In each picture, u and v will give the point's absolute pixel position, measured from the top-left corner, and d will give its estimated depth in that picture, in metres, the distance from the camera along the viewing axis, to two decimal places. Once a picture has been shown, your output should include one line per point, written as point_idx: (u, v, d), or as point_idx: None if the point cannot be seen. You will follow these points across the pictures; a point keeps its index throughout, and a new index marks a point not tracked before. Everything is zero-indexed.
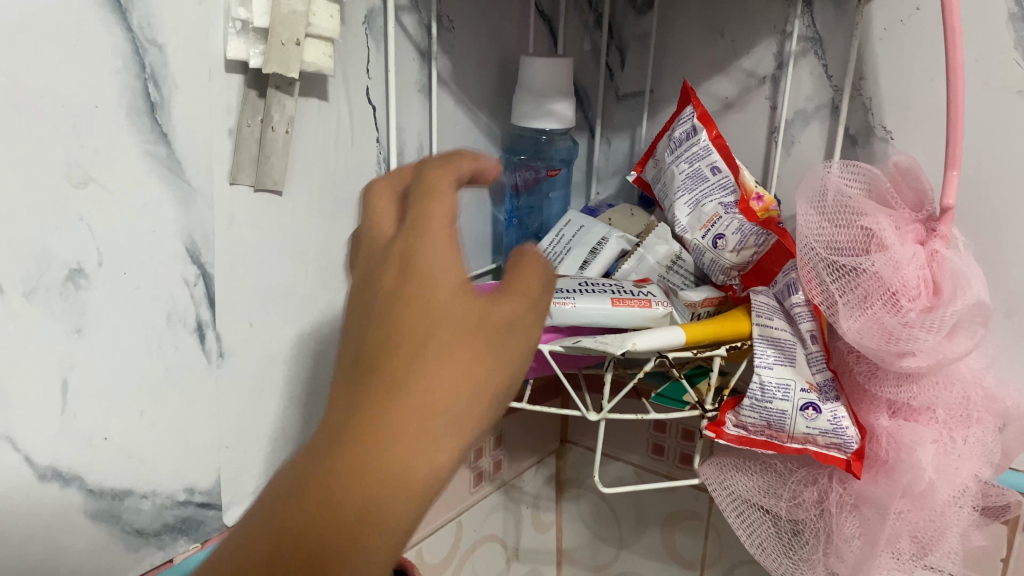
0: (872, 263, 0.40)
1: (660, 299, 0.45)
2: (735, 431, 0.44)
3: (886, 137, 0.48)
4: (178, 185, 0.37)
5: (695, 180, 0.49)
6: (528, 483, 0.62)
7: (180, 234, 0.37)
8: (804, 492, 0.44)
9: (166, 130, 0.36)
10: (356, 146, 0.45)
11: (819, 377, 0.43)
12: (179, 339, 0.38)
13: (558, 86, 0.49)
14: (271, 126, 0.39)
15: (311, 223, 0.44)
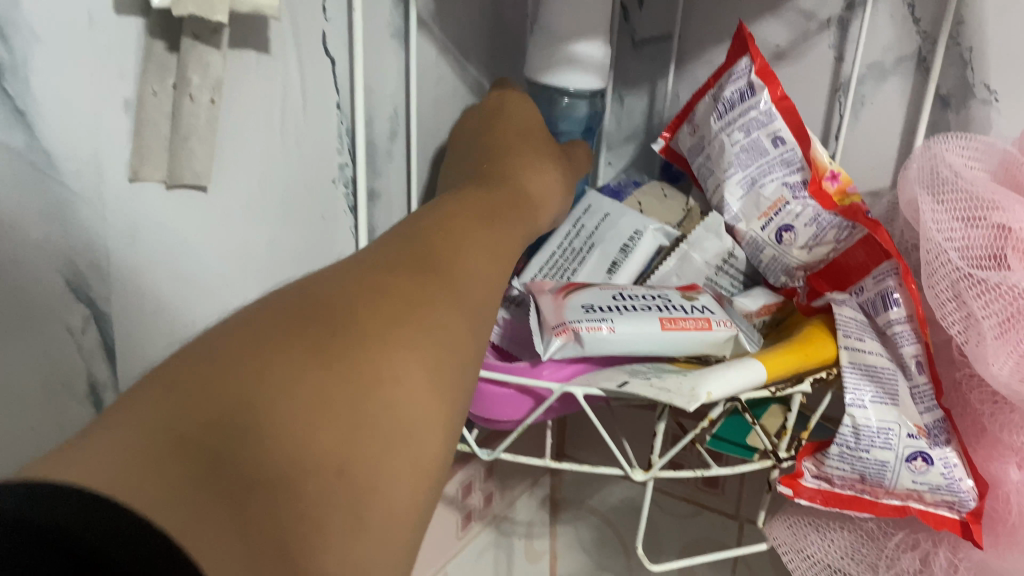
0: (1021, 278, 0.29)
1: (722, 316, 0.34)
2: (815, 484, 0.35)
3: (990, 98, 0.37)
4: (47, 192, 0.24)
5: (751, 153, 0.39)
6: (520, 511, 0.53)
7: (59, 263, 0.25)
8: (904, 558, 0.35)
9: (23, 107, 0.23)
10: (311, 117, 0.33)
11: (928, 419, 0.33)
12: (67, 413, 0.26)
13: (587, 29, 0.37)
14: (188, 96, 0.26)
15: (254, 227, 0.32)
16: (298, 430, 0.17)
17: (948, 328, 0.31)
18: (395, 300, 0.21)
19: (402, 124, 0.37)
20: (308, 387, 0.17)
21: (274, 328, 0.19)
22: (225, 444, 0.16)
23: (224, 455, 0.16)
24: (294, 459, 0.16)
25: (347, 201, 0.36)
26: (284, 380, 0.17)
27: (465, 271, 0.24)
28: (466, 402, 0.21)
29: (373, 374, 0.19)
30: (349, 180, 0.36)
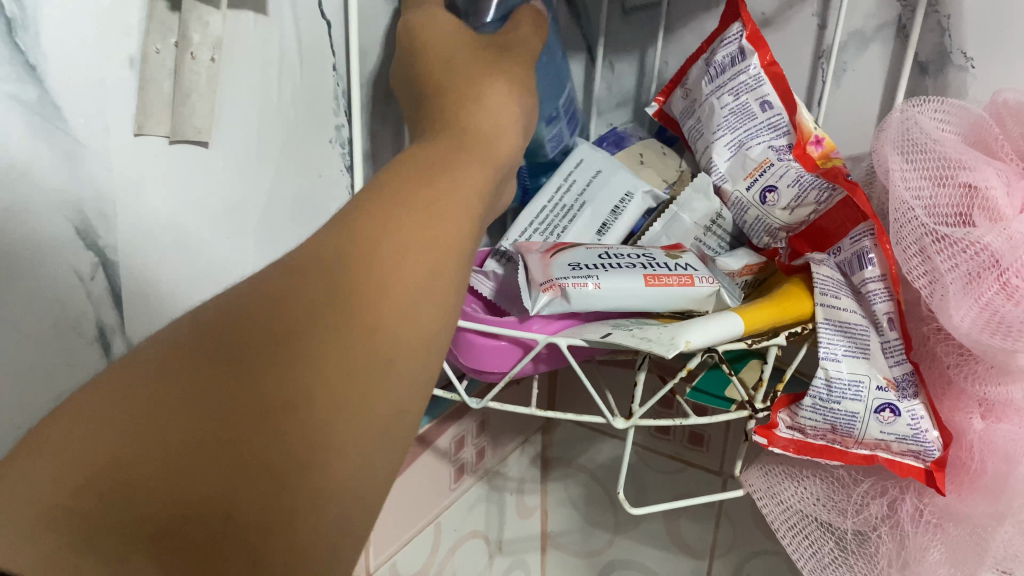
0: (984, 235, 0.31)
1: (704, 274, 0.36)
2: (789, 434, 0.36)
3: (966, 65, 0.39)
4: (57, 142, 0.25)
5: (740, 117, 0.40)
6: (511, 467, 0.55)
7: (69, 211, 0.26)
8: (871, 506, 0.37)
9: (35, 61, 0.24)
10: (308, 77, 0.34)
11: (897, 371, 0.35)
12: (76, 352, 0.28)
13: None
14: (191, 53, 0.28)
15: (253, 182, 0.33)
16: (239, 457, 0.18)
17: (914, 282, 0.33)
18: (335, 307, 0.20)
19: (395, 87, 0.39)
20: (248, 398, 0.18)
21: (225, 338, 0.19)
22: (115, 499, 0.17)
23: (128, 496, 0.17)
24: (186, 509, 0.17)
25: (343, 161, 0.37)
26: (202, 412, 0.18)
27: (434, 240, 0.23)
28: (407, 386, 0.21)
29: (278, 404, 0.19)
30: (345, 140, 0.37)
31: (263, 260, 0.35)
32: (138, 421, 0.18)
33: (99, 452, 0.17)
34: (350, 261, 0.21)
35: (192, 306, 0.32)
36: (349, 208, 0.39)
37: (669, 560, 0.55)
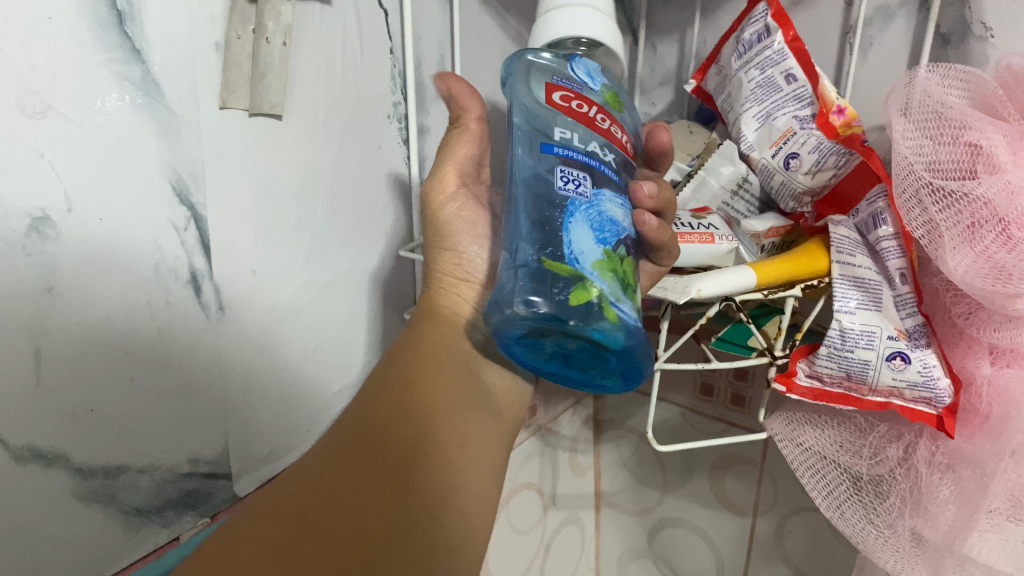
0: (982, 188, 0.34)
1: (725, 233, 0.40)
2: (808, 382, 0.39)
3: (986, 34, 0.40)
4: (155, 112, 0.31)
5: (767, 90, 0.42)
6: (564, 426, 0.61)
7: (164, 170, 0.31)
8: (887, 448, 0.40)
9: (139, 46, 0.30)
10: (368, 60, 0.40)
11: (909, 323, 0.37)
12: (172, 293, 0.33)
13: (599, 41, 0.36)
14: (265, 38, 0.33)
15: (324, 152, 0.38)
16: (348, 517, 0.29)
17: (914, 231, 0.36)
18: (382, 424, 0.33)
19: (447, 69, 0.45)
20: (348, 485, 0.30)
21: (309, 463, 0.31)
22: (291, 540, 0.28)
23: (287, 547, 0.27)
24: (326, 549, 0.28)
25: (400, 134, 0.43)
26: (315, 500, 0.29)
27: (421, 363, 0.36)
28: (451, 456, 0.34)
29: (368, 477, 0.30)
30: (402, 116, 0.43)
31: (333, 221, 0.40)
32: (281, 515, 0.29)
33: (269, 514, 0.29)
34: (370, 391, 0.35)
35: (270, 259, 0.37)
36: (407, 177, 0.44)
37: (714, 517, 0.59)
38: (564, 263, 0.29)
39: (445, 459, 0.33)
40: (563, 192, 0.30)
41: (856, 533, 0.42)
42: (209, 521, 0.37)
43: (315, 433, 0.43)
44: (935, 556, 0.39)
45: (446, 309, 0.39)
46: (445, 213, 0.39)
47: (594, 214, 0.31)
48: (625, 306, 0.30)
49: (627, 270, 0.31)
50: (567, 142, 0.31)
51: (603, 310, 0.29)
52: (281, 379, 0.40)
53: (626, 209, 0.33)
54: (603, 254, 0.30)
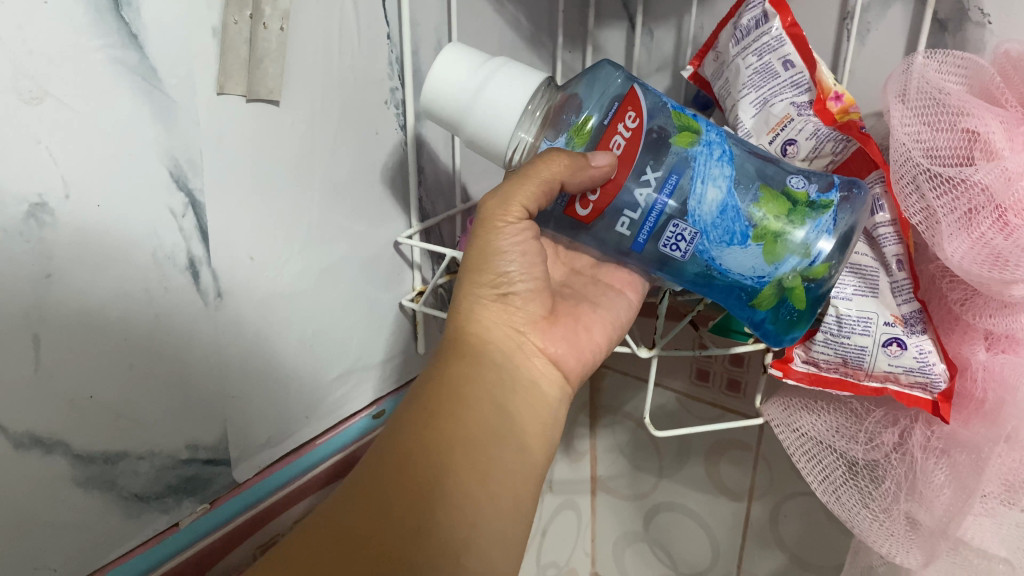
0: (979, 174, 0.34)
1: None
2: (804, 368, 0.40)
3: (983, 20, 0.40)
4: (153, 98, 0.30)
5: (764, 76, 0.42)
6: None
7: (162, 156, 0.31)
8: (883, 434, 0.40)
9: (137, 31, 0.29)
10: (365, 45, 0.39)
11: (905, 309, 0.37)
12: (170, 280, 0.33)
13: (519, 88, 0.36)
14: (263, 23, 0.33)
15: (321, 137, 0.38)
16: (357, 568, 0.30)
17: (911, 217, 0.36)
18: (399, 464, 0.33)
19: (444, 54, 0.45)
20: (360, 535, 0.31)
21: (332, 505, 0.33)
22: None
23: None
24: None
25: (397, 120, 0.43)
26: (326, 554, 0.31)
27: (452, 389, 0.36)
28: (478, 484, 0.34)
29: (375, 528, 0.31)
30: (399, 102, 0.43)
31: (330, 207, 0.40)
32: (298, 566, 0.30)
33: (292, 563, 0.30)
34: (398, 424, 0.35)
35: (268, 246, 0.37)
36: (404, 163, 0.44)
37: (710, 502, 0.59)
38: (764, 291, 0.36)
39: (467, 490, 0.33)
40: (686, 253, 0.36)
41: (852, 517, 0.42)
42: (208, 508, 0.38)
43: (313, 419, 0.43)
44: (930, 541, 0.39)
45: (473, 332, 0.38)
46: (494, 240, 0.37)
47: (717, 232, 0.35)
48: (814, 234, 0.36)
49: (773, 206, 0.36)
50: (638, 219, 0.35)
51: (816, 274, 0.36)
52: (280, 364, 0.40)
53: (705, 175, 0.35)
54: (761, 247, 0.36)
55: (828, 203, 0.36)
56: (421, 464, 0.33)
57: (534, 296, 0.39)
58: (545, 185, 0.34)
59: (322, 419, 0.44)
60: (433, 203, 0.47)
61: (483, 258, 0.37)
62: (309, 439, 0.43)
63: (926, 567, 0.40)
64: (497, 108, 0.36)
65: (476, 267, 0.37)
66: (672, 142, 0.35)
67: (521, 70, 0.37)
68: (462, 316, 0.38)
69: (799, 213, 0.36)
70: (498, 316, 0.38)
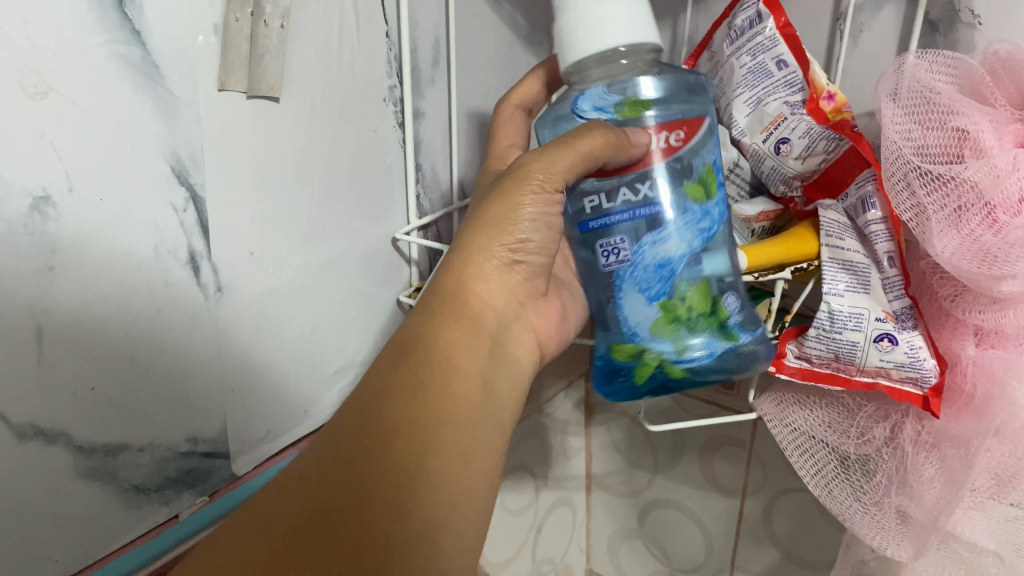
0: (969, 172, 0.34)
1: None
2: (797, 363, 0.41)
3: (974, 22, 0.41)
4: (155, 94, 0.31)
5: (758, 75, 0.43)
6: (557, 408, 0.61)
7: (164, 151, 0.32)
8: (875, 428, 0.41)
9: (139, 27, 0.30)
10: (364, 43, 0.40)
11: (896, 305, 0.38)
12: (171, 274, 0.33)
13: (624, 21, 0.35)
14: (264, 20, 0.34)
15: (321, 134, 0.39)
16: (335, 545, 0.28)
17: (902, 214, 0.37)
18: (382, 430, 0.30)
19: (442, 53, 0.45)
20: (335, 507, 0.28)
21: (300, 471, 0.30)
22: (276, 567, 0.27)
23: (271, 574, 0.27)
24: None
25: (395, 118, 0.43)
26: (302, 528, 0.28)
27: (444, 352, 0.33)
28: (462, 460, 0.31)
29: (357, 502, 0.29)
30: (398, 100, 0.43)
31: (329, 202, 0.40)
32: (268, 542, 0.28)
33: (257, 537, 0.28)
34: (377, 391, 0.31)
35: (267, 241, 0.37)
36: (402, 160, 0.45)
37: (704, 498, 0.60)
38: (628, 343, 0.39)
39: (450, 468, 0.31)
40: (607, 266, 0.37)
41: (843, 511, 0.43)
42: (207, 500, 0.38)
43: (311, 413, 0.43)
44: (920, 534, 0.40)
45: (474, 294, 0.35)
46: (522, 201, 0.35)
47: (640, 275, 0.37)
48: (699, 349, 0.38)
49: (696, 300, 0.37)
50: (602, 207, 0.37)
51: (670, 371, 0.38)
52: (279, 357, 0.40)
53: (678, 228, 0.37)
54: (658, 315, 0.37)
55: (733, 338, 0.38)
56: (405, 438, 0.30)
57: (535, 271, 0.38)
58: (588, 158, 0.34)
59: (321, 413, 0.44)
60: (431, 201, 0.48)
61: (509, 216, 0.35)
62: (307, 434, 0.43)
63: (917, 559, 0.40)
64: (600, 27, 0.35)
65: (497, 224, 0.35)
66: (685, 187, 0.37)
67: (643, 19, 0.36)
68: (470, 274, 0.35)
69: (708, 322, 0.38)
70: (501, 282, 0.36)
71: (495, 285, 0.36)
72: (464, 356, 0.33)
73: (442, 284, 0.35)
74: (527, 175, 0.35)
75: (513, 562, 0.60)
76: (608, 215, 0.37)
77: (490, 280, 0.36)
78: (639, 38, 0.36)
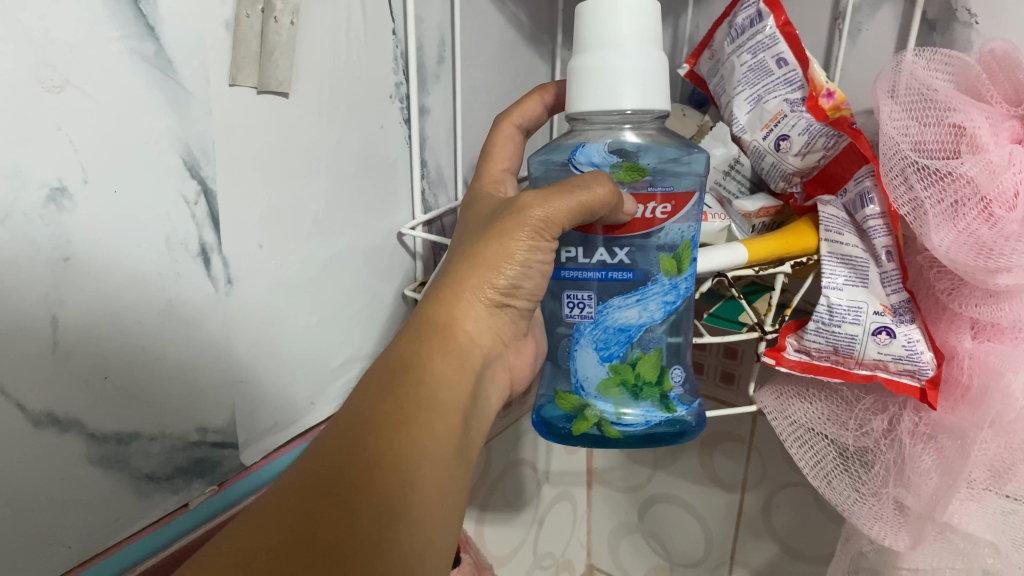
0: (966, 167, 0.35)
1: (716, 212, 0.44)
2: (797, 356, 0.41)
3: (970, 21, 0.42)
4: (168, 89, 0.31)
5: (759, 73, 0.43)
6: None
7: (175, 145, 0.32)
8: (873, 420, 0.41)
9: (153, 23, 0.30)
10: (371, 41, 0.40)
11: (894, 299, 0.38)
12: (182, 266, 0.34)
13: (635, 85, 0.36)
14: (274, 17, 0.34)
15: (328, 129, 0.39)
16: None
17: (899, 208, 0.37)
18: (371, 464, 0.30)
19: (447, 50, 0.46)
20: (317, 540, 0.28)
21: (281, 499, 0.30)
22: None
23: None
24: None
25: (401, 114, 0.44)
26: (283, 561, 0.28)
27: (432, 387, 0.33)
28: (441, 496, 0.31)
29: (339, 536, 0.28)
30: (404, 96, 0.44)
31: (336, 197, 0.41)
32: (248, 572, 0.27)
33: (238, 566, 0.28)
34: (366, 419, 0.31)
35: (276, 234, 0.38)
36: (407, 156, 0.45)
37: (704, 493, 0.61)
38: (573, 394, 0.40)
39: (429, 504, 0.30)
40: (571, 318, 0.39)
41: (842, 502, 0.44)
42: (216, 489, 0.39)
43: (317, 405, 0.44)
44: (918, 524, 0.40)
45: (462, 331, 0.35)
46: (515, 246, 0.35)
47: (598, 334, 0.39)
48: (637, 415, 0.39)
49: (646, 369, 0.39)
50: (574, 262, 0.38)
51: (606, 431, 0.39)
52: (286, 350, 0.41)
53: (644, 301, 0.38)
54: (607, 376, 0.39)
55: (671, 411, 0.40)
56: (389, 476, 0.30)
57: (519, 314, 0.38)
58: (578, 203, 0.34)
59: (327, 405, 0.45)
60: (435, 196, 0.48)
61: (504, 257, 0.35)
62: (313, 425, 0.44)
63: (914, 548, 0.41)
64: (612, 89, 0.36)
65: (492, 265, 0.35)
66: (659, 258, 0.38)
67: (656, 84, 0.36)
68: (460, 313, 0.35)
69: (650, 390, 0.40)
70: (489, 323, 0.36)
71: (483, 322, 0.35)
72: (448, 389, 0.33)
73: (432, 318, 0.34)
74: (521, 216, 0.35)
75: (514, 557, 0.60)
76: (579, 272, 0.38)
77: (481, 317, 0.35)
78: (649, 104, 0.36)
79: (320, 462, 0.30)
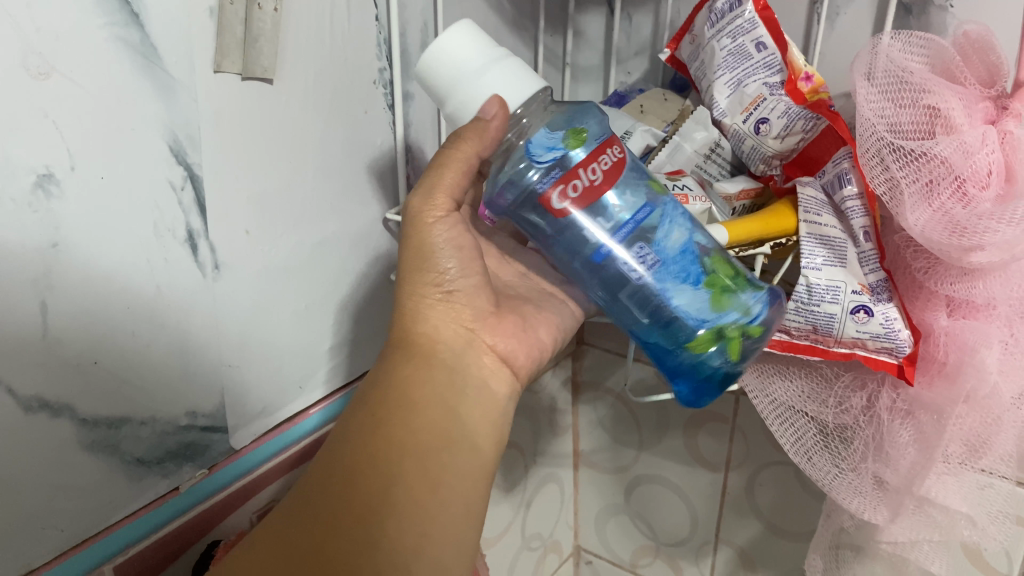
0: (940, 148, 0.36)
1: (698, 194, 0.43)
2: (778, 336, 0.42)
3: (945, 5, 0.42)
4: (153, 76, 0.32)
5: (738, 58, 0.44)
6: (544, 388, 0.62)
7: (162, 131, 0.33)
8: (852, 397, 0.42)
9: (138, 9, 0.31)
10: (354, 27, 0.41)
11: (871, 278, 0.39)
12: (170, 252, 0.34)
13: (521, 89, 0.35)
14: (258, 4, 0.35)
15: (313, 115, 0.40)
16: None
17: (876, 188, 0.38)
18: (349, 471, 0.35)
19: (430, 37, 0.46)
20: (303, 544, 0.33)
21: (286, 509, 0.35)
22: None
23: None
24: None
25: (385, 100, 0.44)
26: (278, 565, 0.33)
27: (407, 392, 0.37)
28: (431, 488, 0.35)
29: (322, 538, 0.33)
30: (388, 83, 0.44)
31: (322, 183, 0.42)
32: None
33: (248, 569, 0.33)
34: (349, 434, 0.36)
35: (261, 221, 0.38)
36: (392, 142, 0.46)
37: (689, 473, 0.61)
38: (701, 335, 0.38)
39: (416, 499, 0.35)
40: (644, 278, 0.37)
41: (823, 479, 0.44)
42: (207, 472, 0.39)
43: (306, 389, 0.44)
44: (896, 498, 0.41)
45: (421, 333, 0.38)
46: (429, 236, 0.38)
47: (676, 267, 0.37)
48: (753, 302, 0.38)
49: (723, 267, 0.38)
50: (612, 225, 0.37)
51: (751, 332, 0.38)
52: (276, 334, 0.41)
53: (672, 218, 0.37)
54: (710, 293, 0.37)
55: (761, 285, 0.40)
56: (367, 478, 0.35)
57: (478, 302, 0.40)
58: (463, 165, 0.36)
59: (315, 389, 0.45)
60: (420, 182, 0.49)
61: (421, 259, 0.38)
62: (302, 409, 0.45)
63: (892, 521, 0.42)
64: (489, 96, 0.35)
65: (416, 267, 0.38)
66: (649, 185, 0.38)
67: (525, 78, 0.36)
68: (406, 317, 0.38)
69: (741, 281, 0.39)
70: (439, 317, 0.39)
71: (439, 319, 0.39)
72: (427, 394, 0.37)
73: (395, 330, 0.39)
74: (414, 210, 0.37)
75: (502, 539, 0.61)
76: (623, 228, 0.36)
77: (428, 314, 0.38)
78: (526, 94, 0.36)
79: (318, 470, 0.35)
